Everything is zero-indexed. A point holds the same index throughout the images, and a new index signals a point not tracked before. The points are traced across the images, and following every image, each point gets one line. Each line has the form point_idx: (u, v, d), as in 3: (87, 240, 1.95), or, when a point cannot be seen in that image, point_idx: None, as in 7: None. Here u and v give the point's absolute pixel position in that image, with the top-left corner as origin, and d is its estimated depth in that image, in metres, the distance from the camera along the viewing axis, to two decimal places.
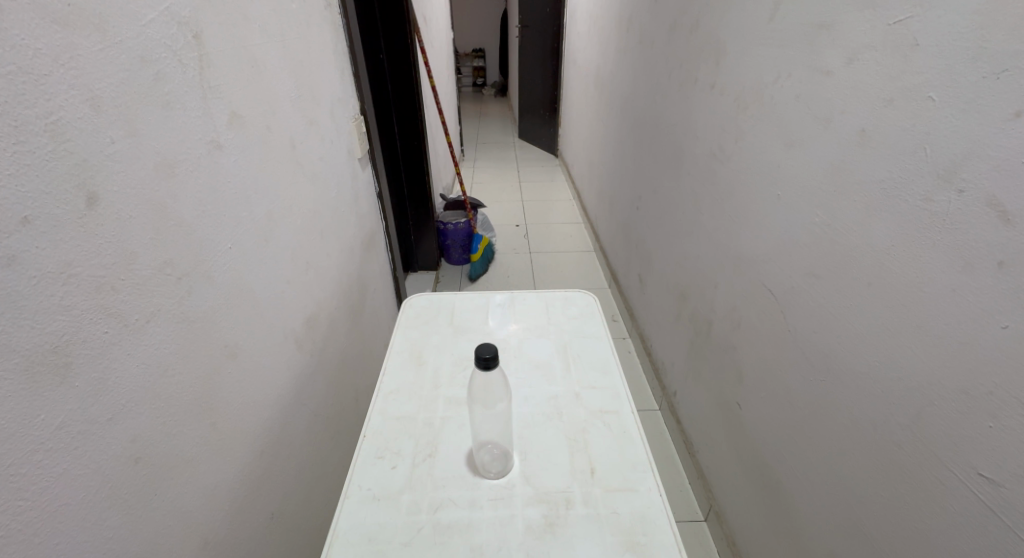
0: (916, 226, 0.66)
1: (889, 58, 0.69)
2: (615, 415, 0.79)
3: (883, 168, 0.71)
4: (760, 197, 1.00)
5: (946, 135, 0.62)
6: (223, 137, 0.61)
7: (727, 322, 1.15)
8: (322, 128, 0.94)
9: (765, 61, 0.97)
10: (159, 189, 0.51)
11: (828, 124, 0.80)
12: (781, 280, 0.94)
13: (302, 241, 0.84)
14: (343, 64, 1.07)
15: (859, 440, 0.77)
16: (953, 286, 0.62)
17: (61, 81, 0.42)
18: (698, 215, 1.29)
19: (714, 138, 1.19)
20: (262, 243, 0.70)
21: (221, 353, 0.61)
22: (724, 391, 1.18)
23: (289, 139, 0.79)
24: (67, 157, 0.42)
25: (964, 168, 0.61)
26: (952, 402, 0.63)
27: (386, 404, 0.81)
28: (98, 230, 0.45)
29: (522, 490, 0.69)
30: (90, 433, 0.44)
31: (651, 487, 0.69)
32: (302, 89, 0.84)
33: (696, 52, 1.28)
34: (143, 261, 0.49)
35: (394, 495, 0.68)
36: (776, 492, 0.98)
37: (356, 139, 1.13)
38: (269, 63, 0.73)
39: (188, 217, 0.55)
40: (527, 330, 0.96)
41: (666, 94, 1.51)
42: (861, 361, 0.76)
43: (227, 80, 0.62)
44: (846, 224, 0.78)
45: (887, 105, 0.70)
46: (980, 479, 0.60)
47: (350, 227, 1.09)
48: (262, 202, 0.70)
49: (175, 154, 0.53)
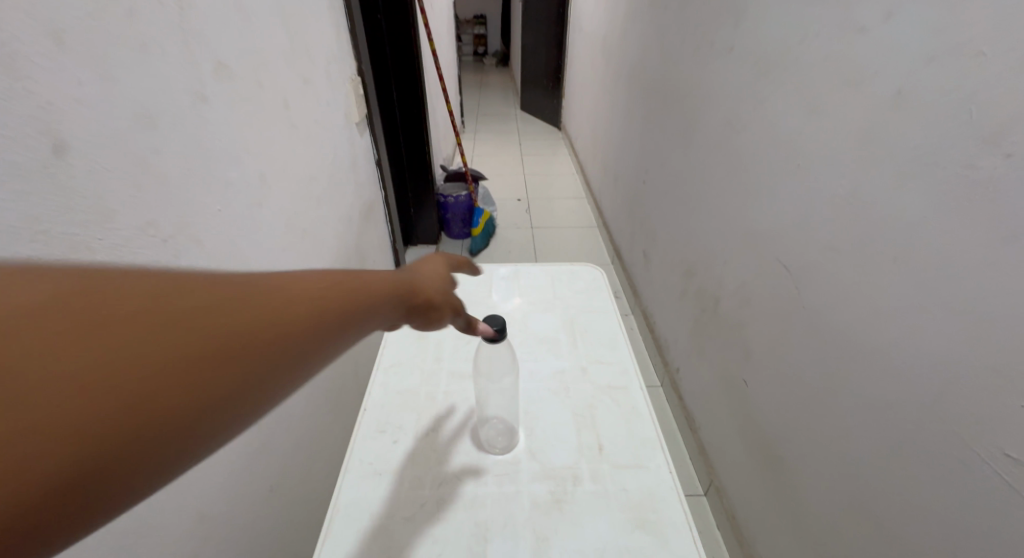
0: (953, 195, 0.62)
1: (935, 12, 0.64)
2: (623, 390, 0.77)
3: (920, 133, 0.66)
4: (778, 167, 0.96)
5: (997, 95, 0.58)
6: (210, 89, 0.56)
7: (736, 297, 1.12)
8: (318, 88, 0.88)
9: (791, 20, 0.91)
10: (140, 141, 0.46)
11: (861, 87, 0.76)
12: (797, 255, 0.90)
13: (298, 208, 0.79)
14: (340, 21, 1.01)
15: (873, 419, 0.74)
16: (989, 259, 0.59)
17: (15, 7, 0.35)
18: (708, 187, 1.25)
19: (730, 105, 1.14)
20: (255, 208, 0.66)
21: None
22: (729, 369, 1.16)
23: (283, 98, 0.74)
24: (25, 98, 0.36)
25: (1013, 130, 0.56)
26: (980, 381, 0.60)
27: (387, 376, 0.79)
28: (71, 182, 0.39)
29: (528, 466, 0.67)
30: None
31: (661, 464, 0.67)
32: (296, 44, 0.79)
33: (715, 14, 1.21)
34: (124, 220, 0.44)
35: (396, 470, 0.66)
36: (781, 469, 0.96)
37: (353, 103, 1.07)
38: (260, 12, 0.68)
39: (172, 174, 0.50)
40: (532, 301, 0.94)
41: (678, 60, 1.45)
42: (880, 339, 0.73)
43: (215, 27, 0.57)
44: (872, 195, 0.74)
45: (929, 64, 0.65)
46: (1005, 459, 0.58)
47: (349, 194, 1.04)
48: (254, 163, 0.66)
49: (156, 103, 0.48)
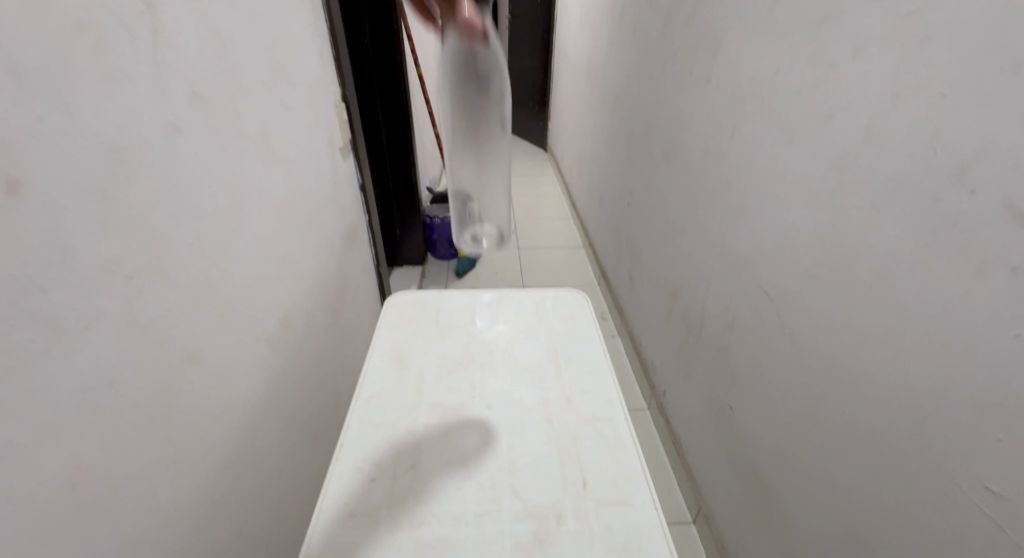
0: (925, 227, 0.63)
1: (898, 50, 0.66)
2: (607, 421, 0.75)
3: (890, 166, 0.67)
4: (758, 194, 0.97)
5: (961, 131, 0.58)
6: (183, 120, 0.55)
7: (720, 322, 1.12)
8: (299, 114, 0.87)
9: (765, 53, 0.94)
10: (106, 176, 0.44)
11: (833, 120, 0.77)
12: (778, 281, 0.91)
13: (275, 234, 0.78)
14: (324, 48, 1.01)
15: (858, 448, 0.74)
16: (963, 291, 0.59)
17: None
18: (691, 212, 1.26)
19: (710, 133, 1.15)
20: (229, 238, 0.65)
21: (178, 360, 0.55)
22: (715, 394, 1.15)
23: (262, 125, 0.73)
24: None
25: (978, 166, 0.57)
26: (960, 412, 0.60)
27: (366, 409, 0.76)
28: (26, 222, 0.38)
29: (510, 504, 0.64)
30: (15, 459, 0.38)
31: (646, 500, 0.65)
32: (277, 71, 0.78)
33: (693, 45, 1.24)
34: (85, 258, 0.42)
35: (372, 511, 0.63)
36: (769, 497, 0.95)
37: (337, 128, 1.07)
38: (240, 42, 0.67)
39: (139, 207, 0.48)
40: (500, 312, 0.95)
41: (659, 87, 1.48)
42: (862, 369, 0.73)
43: (190, 58, 0.56)
44: (849, 225, 0.74)
45: (896, 99, 0.66)
46: (987, 493, 0.57)
47: (330, 219, 1.03)
48: (229, 192, 0.64)
49: (124, 135, 0.46)
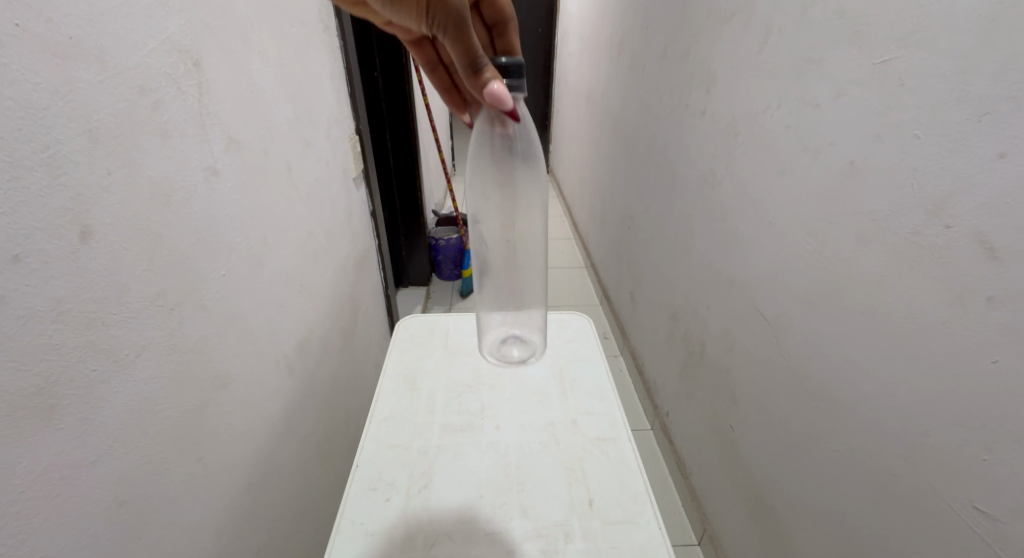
0: (906, 258, 0.67)
1: (875, 95, 0.71)
2: (612, 442, 0.78)
3: (873, 200, 0.72)
4: (753, 222, 1.01)
5: (934, 171, 0.63)
6: (220, 163, 0.60)
7: (720, 344, 1.15)
8: (318, 150, 0.93)
9: (755, 90, 0.99)
10: (153, 219, 0.49)
11: (818, 155, 0.82)
12: (774, 305, 0.94)
13: (296, 263, 0.82)
14: (341, 85, 1.07)
15: (855, 469, 0.76)
16: (944, 318, 0.63)
17: (59, 114, 0.40)
18: (690, 237, 1.31)
19: (706, 162, 1.21)
20: (256, 268, 0.69)
21: (210, 385, 0.58)
22: (717, 415, 1.17)
23: (286, 162, 0.78)
24: (62, 192, 0.40)
25: (951, 203, 0.61)
26: (948, 434, 0.63)
27: (379, 431, 0.80)
28: (90, 264, 0.43)
29: (520, 524, 0.67)
30: (75, 476, 0.42)
31: (650, 519, 0.68)
32: (300, 111, 0.84)
33: (687, 80, 1.30)
34: (135, 293, 0.47)
35: (388, 530, 0.66)
36: (772, 518, 0.97)
37: (351, 160, 1.12)
38: (270, 88, 0.73)
39: (182, 245, 0.53)
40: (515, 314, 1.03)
41: (657, 117, 1.54)
42: (855, 391, 0.76)
43: (227, 107, 0.62)
44: (838, 254, 0.78)
45: (875, 139, 0.71)
46: (976, 512, 0.60)
47: (345, 246, 1.08)
48: (257, 226, 0.69)
49: (172, 183, 0.52)
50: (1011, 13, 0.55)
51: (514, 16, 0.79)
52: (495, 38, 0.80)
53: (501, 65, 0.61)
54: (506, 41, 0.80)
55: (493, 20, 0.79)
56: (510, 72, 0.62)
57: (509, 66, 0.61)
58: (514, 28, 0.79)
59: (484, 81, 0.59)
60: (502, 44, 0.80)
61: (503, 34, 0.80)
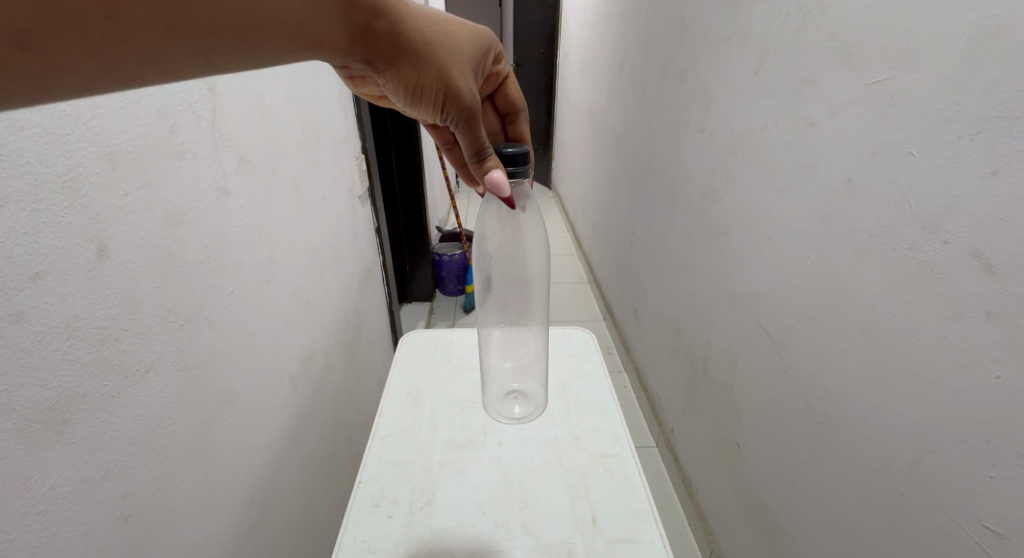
0: (904, 274, 0.68)
1: (870, 114, 0.72)
2: (616, 459, 0.78)
3: (871, 217, 0.73)
4: (753, 238, 1.02)
5: (928, 189, 0.64)
6: (230, 183, 0.62)
7: (724, 359, 1.15)
8: (325, 168, 0.95)
9: (752, 109, 1.01)
10: (166, 237, 0.51)
11: (815, 172, 0.83)
12: (776, 320, 0.95)
13: (303, 280, 0.83)
14: (347, 106, 1.10)
15: (860, 486, 0.76)
16: (944, 333, 0.63)
17: (82, 139, 0.42)
18: (692, 252, 1.32)
19: (706, 179, 1.22)
20: (263, 283, 0.70)
21: (217, 400, 0.59)
22: (722, 431, 1.17)
23: (294, 181, 0.80)
24: (82, 212, 0.42)
25: (948, 220, 0.62)
26: (952, 451, 0.63)
27: (382, 447, 0.80)
28: (107, 281, 0.44)
29: (523, 541, 0.67)
30: (85, 490, 0.42)
31: (655, 537, 0.67)
32: (308, 131, 0.86)
33: (686, 98, 1.33)
34: (147, 309, 0.48)
35: (390, 547, 0.66)
36: (778, 536, 0.96)
37: (356, 178, 1.15)
38: (279, 109, 0.75)
39: (194, 262, 0.55)
40: (512, 323, 1.00)
41: (657, 135, 1.56)
42: (858, 406, 0.76)
43: (238, 128, 0.64)
44: (838, 269, 0.79)
45: (871, 157, 0.72)
46: (984, 531, 0.59)
47: (350, 262, 1.09)
48: (265, 243, 0.70)
49: (185, 202, 0.54)
50: (997, 36, 0.57)
51: (525, 108, 0.81)
52: (507, 123, 0.82)
53: (507, 155, 0.63)
54: (516, 129, 0.82)
55: (506, 109, 0.80)
56: (517, 160, 0.64)
57: (516, 155, 0.64)
58: (525, 117, 0.82)
59: (486, 170, 0.60)
60: (514, 131, 0.82)
61: (513, 122, 0.82)
